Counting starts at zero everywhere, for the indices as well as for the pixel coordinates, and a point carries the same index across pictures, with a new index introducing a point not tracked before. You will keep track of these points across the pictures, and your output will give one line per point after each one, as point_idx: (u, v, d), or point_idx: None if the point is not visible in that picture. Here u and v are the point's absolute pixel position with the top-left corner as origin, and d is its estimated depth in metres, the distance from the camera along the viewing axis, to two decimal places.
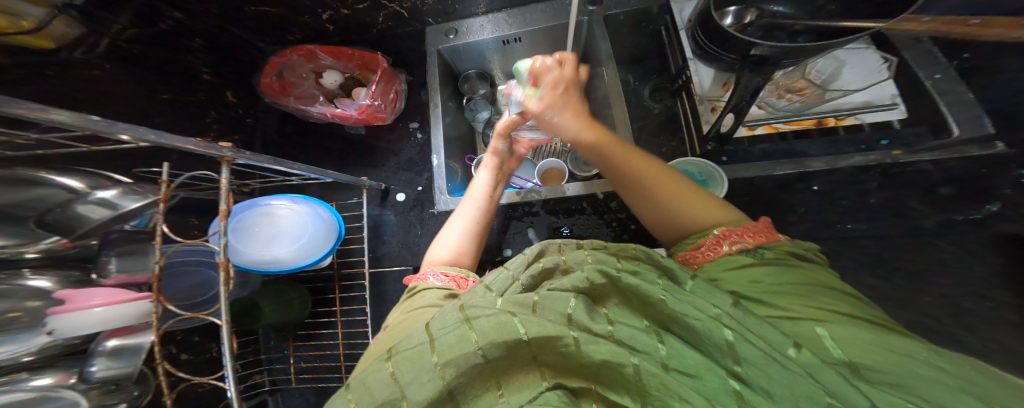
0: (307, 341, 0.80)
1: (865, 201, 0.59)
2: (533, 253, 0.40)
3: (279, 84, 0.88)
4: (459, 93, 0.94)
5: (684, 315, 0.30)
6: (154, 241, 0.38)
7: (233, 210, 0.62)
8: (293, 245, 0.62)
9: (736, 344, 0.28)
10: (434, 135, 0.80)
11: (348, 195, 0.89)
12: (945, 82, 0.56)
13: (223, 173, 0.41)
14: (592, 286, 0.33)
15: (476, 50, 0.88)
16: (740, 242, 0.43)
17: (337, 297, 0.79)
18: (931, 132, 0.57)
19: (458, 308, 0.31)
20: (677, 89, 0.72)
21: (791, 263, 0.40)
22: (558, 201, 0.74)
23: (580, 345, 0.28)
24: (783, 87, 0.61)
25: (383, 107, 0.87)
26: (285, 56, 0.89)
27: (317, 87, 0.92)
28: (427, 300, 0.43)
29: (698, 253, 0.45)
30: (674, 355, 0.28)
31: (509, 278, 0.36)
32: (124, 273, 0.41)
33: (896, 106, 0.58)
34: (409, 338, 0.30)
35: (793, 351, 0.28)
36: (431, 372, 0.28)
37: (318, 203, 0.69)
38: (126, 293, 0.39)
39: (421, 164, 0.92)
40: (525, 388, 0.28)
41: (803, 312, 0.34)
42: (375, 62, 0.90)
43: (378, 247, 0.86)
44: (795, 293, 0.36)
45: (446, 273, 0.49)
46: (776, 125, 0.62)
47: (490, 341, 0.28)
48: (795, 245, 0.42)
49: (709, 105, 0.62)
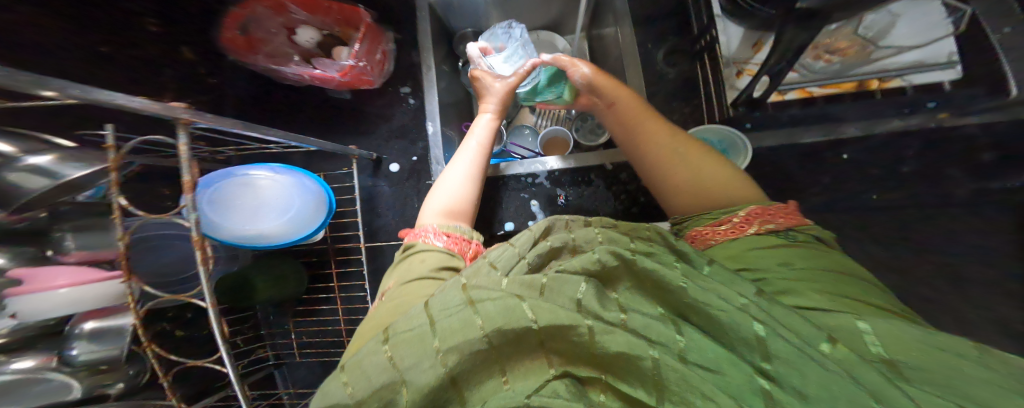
0: (306, 316, 0.78)
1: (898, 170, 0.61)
2: (540, 228, 0.36)
3: (244, 39, 0.80)
4: (454, 54, 0.87)
5: (707, 304, 0.25)
6: (113, 214, 0.33)
7: (206, 179, 0.54)
8: (282, 219, 0.58)
9: (768, 338, 0.23)
10: (428, 101, 0.75)
11: (337, 164, 0.84)
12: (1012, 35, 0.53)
13: (181, 140, 0.34)
14: (604, 269, 0.28)
15: (472, 5, 0.80)
16: (772, 222, 0.38)
17: (334, 272, 0.77)
18: (989, 93, 0.52)
19: (459, 290, 0.28)
20: (697, 51, 0.65)
21: (816, 246, 0.37)
22: (565, 171, 0.70)
23: (593, 335, 0.25)
24: (823, 47, 0.58)
25: (368, 69, 0.80)
26: (249, 6, 0.78)
27: (291, 45, 0.81)
28: (419, 271, 0.39)
29: (719, 231, 0.40)
30: (693, 348, 0.24)
31: (514, 256, 0.32)
32: (86, 250, 0.36)
33: (952, 65, 0.54)
34: (408, 318, 0.27)
35: (828, 346, 0.24)
36: (433, 357, 0.25)
37: (303, 172, 0.64)
38: (95, 269, 0.35)
39: (414, 132, 0.86)
40: (531, 373, 0.26)
41: (826, 303, 0.30)
42: (356, 16, 0.80)
43: (372, 219, 0.82)
44: (823, 284, 0.32)
45: (448, 234, 0.44)
46: (810, 89, 0.61)
47: (497, 326, 0.25)
48: (819, 231, 0.39)
49: (737, 67, 0.59)
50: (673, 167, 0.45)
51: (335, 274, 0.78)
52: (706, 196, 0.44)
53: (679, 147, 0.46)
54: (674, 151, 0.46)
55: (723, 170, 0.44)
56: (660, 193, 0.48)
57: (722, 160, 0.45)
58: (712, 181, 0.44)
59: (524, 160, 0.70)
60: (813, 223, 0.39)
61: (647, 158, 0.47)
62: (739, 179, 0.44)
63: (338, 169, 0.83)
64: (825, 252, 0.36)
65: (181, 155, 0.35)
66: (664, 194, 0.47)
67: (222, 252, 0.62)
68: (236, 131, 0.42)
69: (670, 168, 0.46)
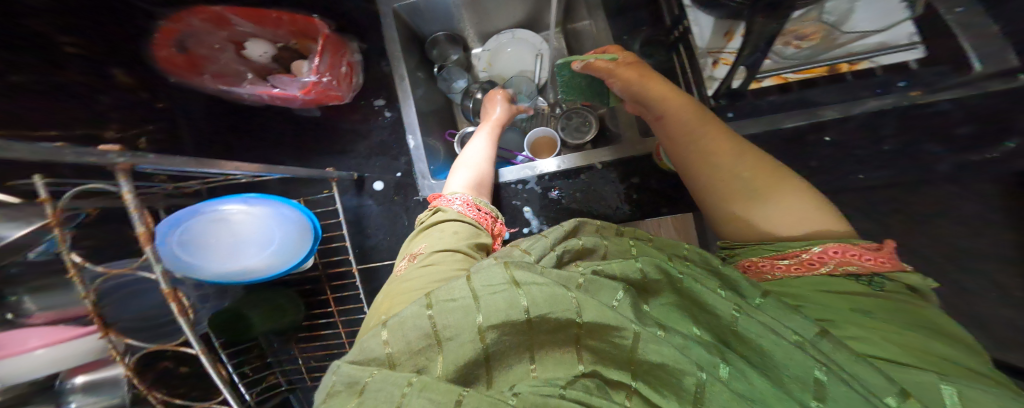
0: (310, 342, 0.74)
1: (879, 149, 0.57)
2: (570, 226, 0.39)
3: (185, 58, 0.71)
4: (427, 60, 0.84)
5: (756, 335, 0.27)
6: (69, 274, 0.32)
7: (175, 215, 0.50)
8: (264, 253, 0.54)
9: (829, 383, 0.24)
10: (406, 113, 0.73)
11: (316, 188, 0.79)
12: (968, 16, 0.47)
13: (123, 187, 0.31)
14: (645, 279, 0.31)
15: (441, 7, 0.77)
16: (852, 265, 0.37)
17: (331, 298, 0.73)
18: (953, 70, 0.49)
19: (503, 268, 0.28)
20: (672, 41, 0.65)
21: (909, 299, 0.35)
22: (555, 175, 0.67)
23: (638, 341, 0.25)
24: (792, 34, 0.54)
25: (334, 84, 0.75)
26: (182, 20, 0.67)
27: (241, 61, 0.74)
28: (454, 242, 0.41)
29: (779, 265, 0.40)
30: (737, 378, 0.25)
31: (546, 248, 0.34)
32: (53, 310, 0.39)
33: (915, 46, 0.50)
34: (450, 287, 0.26)
35: (894, 400, 0.23)
36: (474, 331, 0.24)
37: (281, 200, 0.59)
38: (69, 328, 0.37)
39: (395, 147, 0.82)
40: (560, 365, 0.26)
41: (895, 351, 0.29)
42: (312, 27, 0.74)
43: (362, 241, 0.78)
44: (902, 337, 0.31)
45: (478, 209, 0.51)
46: (786, 75, 0.57)
47: (542, 312, 0.25)
48: (916, 279, 0.36)
49: (712, 57, 0.59)
50: (730, 193, 0.45)
51: (332, 300, 0.74)
52: (767, 228, 0.44)
53: (744, 172, 0.45)
54: (736, 176, 0.45)
55: (797, 202, 0.43)
56: (713, 213, 0.48)
57: (797, 189, 0.43)
58: (779, 215, 0.43)
59: (515, 168, 0.67)
60: (911, 270, 0.37)
61: (700, 176, 0.48)
62: (816, 212, 0.42)
63: (319, 193, 0.79)
64: (909, 303, 0.34)
65: (126, 203, 0.32)
66: (715, 215, 0.48)
67: (208, 289, 0.58)
68: (192, 168, 0.39)
69: (728, 192, 0.46)
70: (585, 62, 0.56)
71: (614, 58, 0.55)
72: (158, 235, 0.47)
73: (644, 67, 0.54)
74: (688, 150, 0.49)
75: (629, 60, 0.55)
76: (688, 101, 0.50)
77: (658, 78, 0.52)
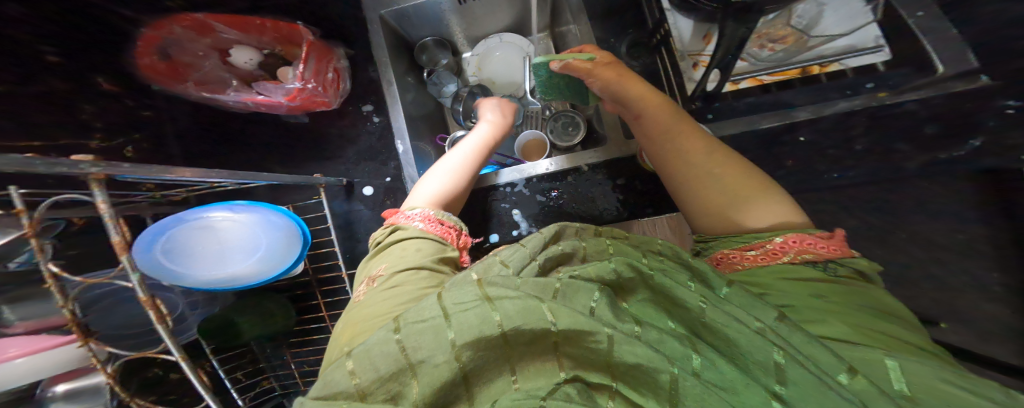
0: (303, 346, 0.72)
1: (850, 148, 0.56)
2: (550, 232, 0.39)
3: (167, 65, 0.70)
4: (416, 65, 0.85)
5: (721, 324, 0.28)
6: (46, 283, 0.31)
7: (159, 223, 0.50)
8: (251, 260, 0.53)
9: (788, 366, 0.25)
10: (395, 118, 0.73)
11: (304, 194, 0.79)
12: (929, 18, 0.51)
13: (97, 196, 0.31)
14: (619, 279, 0.31)
15: (428, 12, 0.77)
16: (810, 253, 0.39)
17: (321, 303, 0.72)
18: (917, 71, 0.52)
19: (475, 287, 0.28)
20: (655, 43, 0.65)
21: (861, 284, 0.37)
22: (542, 178, 0.68)
23: (612, 344, 0.25)
24: (766, 36, 0.57)
25: (320, 91, 0.75)
26: (163, 27, 0.67)
27: (226, 68, 0.74)
28: (417, 259, 0.42)
29: (748, 256, 0.42)
30: (707, 367, 0.25)
31: (526, 257, 0.34)
32: (32, 319, 0.40)
33: (881, 47, 0.53)
34: (421, 309, 0.27)
35: (845, 377, 0.25)
36: (448, 350, 0.25)
37: (270, 207, 0.57)
38: (47, 337, 0.37)
39: (383, 153, 0.82)
40: (540, 375, 0.27)
41: (853, 335, 0.31)
42: (296, 34, 0.75)
43: (352, 247, 0.77)
44: (855, 319, 0.33)
45: (442, 222, 0.50)
46: (761, 77, 0.58)
47: (516, 325, 0.26)
48: (865, 264, 0.39)
49: (692, 59, 0.61)
50: (704, 188, 0.47)
51: (323, 305, 0.73)
52: (733, 222, 0.45)
53: (715, 170, 0.47)
54: (709, 173, 0.47)
55: (768, 198, 0.44)
56: (686, 211, 0.49)
57: (767, 187, 0.45)
58: (750, 210, 0.44)
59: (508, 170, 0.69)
60: (860, 255, 0.39)
61: (676, 175, 0.49)
62: (785, 206, 0.44)
63: (308, 199, 0.78)
64: (863, 290, 0.37)
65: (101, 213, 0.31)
66: (688, 211, 0.49)
67: (196, 296, 0.64)
68: (171, 177, 0.38)
69: (704, 188, 0.47)
70: (563, 62, 0.54)
71: (592, 58, 0.55)
72: (143, 244, 0.48)
73: (623, 69, 0.55)
74: (665, 149, 0.50)
75: (605, 60, 0.55)
76: (661, 101, 0.52)
77: (632, 76, 0.54)
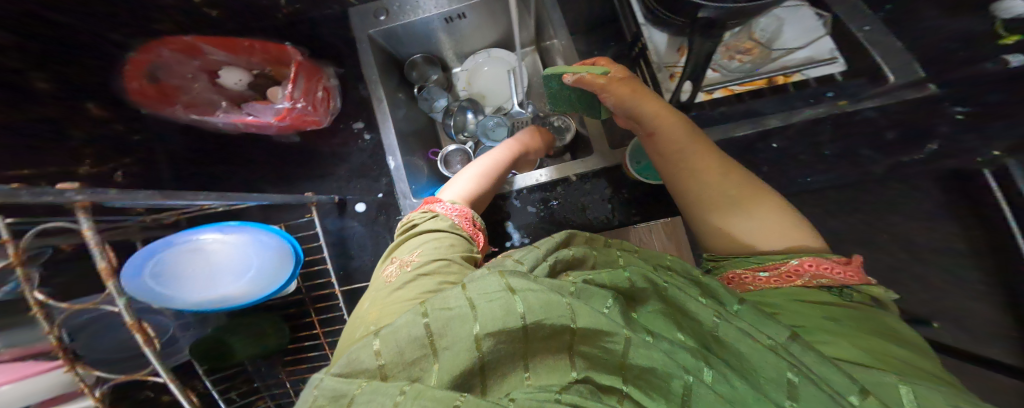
0: (298, 364, 0.72)
1: (821, 154, 0.59)
2: (561, 237, 0.40)
3: (156, 88, 0.71)
4: (407, 82, 0.87)
5: (733, 339, 0.28)
6: (31, 311, 0.31)
7: (149, 246, 0.50)
8: (242, 281, 0.53)
9: (800, 384, 0.25)
10: (386, 135, 0.74)
11: (297, 213, 0.79)
12: (874, 33, 0.55)
13: (83, 224, 0.31)
14: (632, 287, 0.32)
15: (417, 31, 0.80)
16: (824, 277, 0.41)
17: (316, 321, 0.72)
18: (871, 81, 0.54)
19: (497, 276, 0.28)
20: (634, 56, 0.68)
21: (872, 308, 0.38)
22: (533, 188, 0.69)
23: (628, 346, 0.26)
24: (733, 48, 0.59)
25: (310, 110, 0.76)
26: (151, 51, 0.68)
27: (215, 89, 0.75)
28: (446, 253, 0.42)
29: (760, 278, 0.43)
30: (720, 381, 0.26)
31: (540, 259, 0.35)
32: (18, 346, 0.40)
33: (836, 59, 0.57)
34: (446, 296, 0.27)
35: (856, 398, 0.25)
36: (470, 340, 0.25)
37: (262, 227, 0.58)
38: (34, 366, 0.37)
39: (375, 170, 0.83)
40: (552, 372, 0.27)
41: (860, 355, 0.32)
42: (285, 55, 0.75)
43: (346, 263, 0.77)
44: (861, 340, 0.34)
45: (472, 221, 0.53)
46: (733, 87, 0.60)
47: (538, 318, 0.26)
48: (879, 290, 0.40)
49: (668, 71, 0.63)
50: (716, 203, 0.49)
51: (317, 322, 0.73)
52: (744, 242, 0.47)
53: (730, 191, 0.48)
54: (723, 194, 0.48)
55: (775, 218, 0.46)
56: (692, 218, 0.52)
57: (775, 207, 0.47)
58: (757, 231, 0.46)
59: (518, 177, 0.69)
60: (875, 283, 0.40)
61: (685, 189, 0.51)
62: (792, 228, 0.46)
63: (301, 218, 0.79)
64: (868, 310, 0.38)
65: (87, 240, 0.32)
66: (693, 218, 0.52)
67: (188, 317, 0.62)
68: (158, 202, 0.38)
69: (710, 200, 0.49)
70: (576, 76, 0.54)
71: (606, 72, 0.53)
72: (131, 267, 0.47)
73: (637, 83, 0.54)
74: (668, 158, 0.52)
75: (621, 75, 0.54)
76: (667, 109, 0.52)
77: (643, 92, 0.53)
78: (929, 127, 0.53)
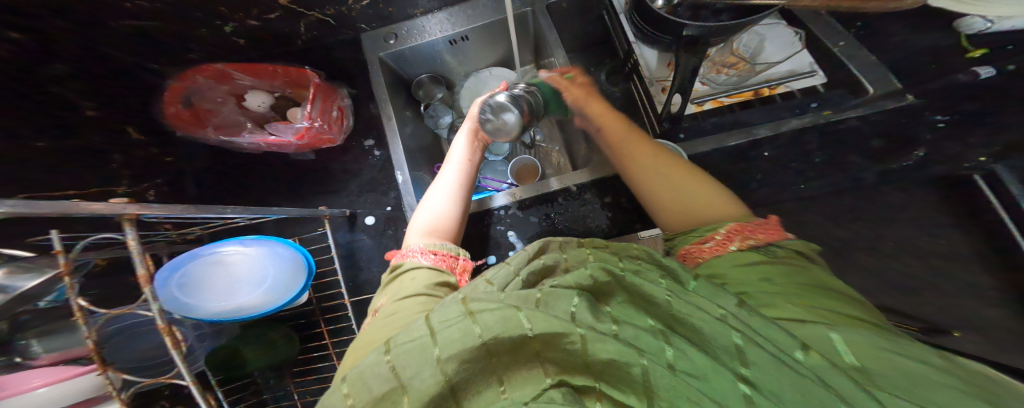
0: (305, 376, 0.74)
1: (810, 161, 0.59)
2: (534, 248, 0.39)
3: (190, 113, 0.77)
4: (414, 100, 0.92)
5: (687, 315, 0.29)
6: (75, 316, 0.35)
7: (174, 260, 0.54)
8: (258, 291, 0.56)
9: (745, 347, 0.26)
10: (394, 152, 0.78)
11: (310, 227, 0.83)
12: (849, 48, 0.61)
13: (128, 235, 0.36)
14: (597, 284, 0.31)
15: (424, 53, 0.85)
16: (752, 238, 0.43)
17: (325, 331, 0.74)
18: (852, 92, 0.59)
19: (459, 302, 0.30)
20: (627, 70, 0.72)
21: (800, 261, 0.40)
22: (535, 200, 0.70)
23: (585, 343, 0.27)
24: (720, 63, 0.66)
25: (326, 128, 0.80)
26: (188, 78, 0.76)
27: (241, 112, 0.83)
28: (415, 288, 0.44)
29: (705, 248, 0.44)
30: (681, 357, 0.27)
31: (510, 275, 0.35)
32: (57, 351, 0.42)
33: (815, 72, 0.61)
34: (408, 330, 0.29)
35: (800, 353, 0.27)
36: (433, 366, 0.26)
37: (279, 240, 0.62)
38: (69, 368, 0.40)
39: (384, 184, 0.86)
40: (527, 382, 0.27)
41: (805, 313, 0.32)
42: (303, 77, 0.81)
43: (355, 275, 0.79)
44: (799, 296, 0.35)
45: (434, 253, 0.51)
46: (721, 99, 0.63)
47: (494, 334, 0.27)
48: (801, 244, 0.42)
49: (659, 84, 0.65)
50: (658, 187, 0.53)
51: (326, 333, 0.75)
52: (686, 217, 0.51)
53: (660, 170, 0.54)
54: (657, 175, 0.54)
55: (702, 191, 0.51)
56: (648, 206, 0.55)
57: (702, 181, 0.52)
58: (692, 202, 0.51)
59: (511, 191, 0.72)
60: (796, 237, 0.43)
61: (636, 179, 0.56)
62: (717, 198, 0.50)
63: (314, 231, 0.82)
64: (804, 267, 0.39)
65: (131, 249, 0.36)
66: (650, 207, 0.55)
67: (205, 328, 0.65)
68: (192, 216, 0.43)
69: (653, 184, 0.54)
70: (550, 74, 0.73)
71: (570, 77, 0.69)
72: (159, 280, 0.52)
73: (586, 91, 0.68)
74: (634, 169, 0.56)
75: (580, 81, 0.68)
76: (608, 111, 0.64)
77: (591, 96, 0.67)
78: (913, 135, 0.54)
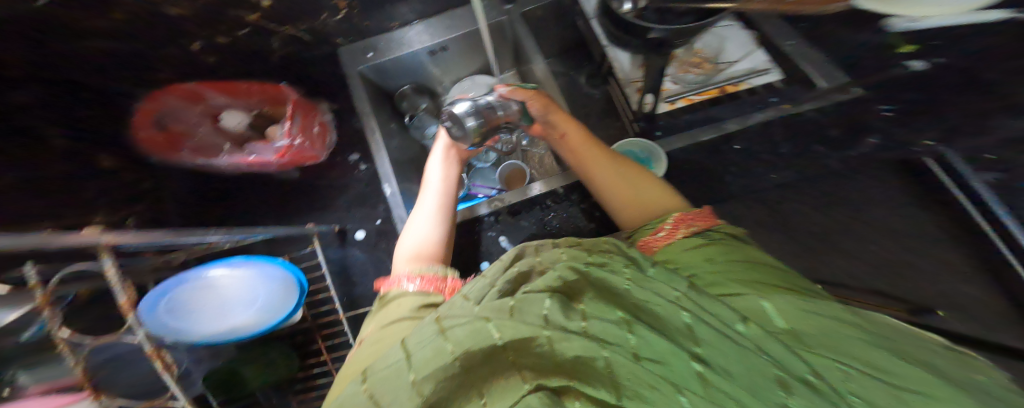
0: (305, 394, 0.73)
1: (778, 152, 0.61)
2: (510, 257, 0.36)
3: (164, 135, 0.75)
4: (398, 112, 0.91)
5: (647, 301, 0.27)
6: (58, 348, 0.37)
7: (163, 283, 0.53)
8: (249, 312, 0.55)
9: (695, 325, 0.25)
10: (381, 164, 0.78)
11: (298, 245, 0.81)
12: (799, 46, 0.63)
13: (104, 264, 0.37)
14: (568, 285, 0.28)
15: (405, 63, 0.84)
16: (694, 225, 0.48)
17: (322, 347, 0.74)
18: (804, 87, 0.61)
19: (435, 324, 0.28)
20: (604, 72, 0.75)
21: (729, 242, 0.45)
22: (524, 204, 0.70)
23: (552, 344, 0.24)
24: (687, 63, 0.67)
25: (308, 145, 0.82)
26: (158, 100, 0.73)
27: (219, 133, 0.79)
28: (402, 313, 0.45)
29: (659, 238, 0.48)
30: (645, 344, 0.24)
31: (486, 286, 0.32)
32: (44, 382, 0.38)
33: (770, 69, 0.63)
34: (385, 358, 0.28)
35: (741, 326, 0.26)
36: (408, 391, 0.24)
37: (266, 258, 0.62)
38: (58, 398, 0.36)
39: (373, 197, 0.85)
40: (504, 395, 0.23)
41: (739, 287, 0.36)
42: (280, 94, 0.82)
43: (349, 290, 0.79)
44: (735, 273, 0.38)
45: (421, 276, 0.51)
46: (691, 97, 0.65)
47: (464, 348, 0.24)
48: (732, 228, 0.48)
49: (633, 85, 0.68)
50: (617, 187, 0.57)
51: (323, 349, 0.74)
52: (643, 213, 0.55)
53: (619, 170, 0.58)
54: (615, 175, 0.58)
55: (651, 188, 0.56)
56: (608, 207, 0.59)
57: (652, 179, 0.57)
58: (646, 197, 0.56)
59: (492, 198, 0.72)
60: (725, 222, 0.49)
61: (598, 182, 0.59)
62: (666, 194, 0.56)
63: (303, 249, 0.81)
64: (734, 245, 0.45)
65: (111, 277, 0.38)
66: (609, 206, 0.59)
67: (200, 351, 0.61)
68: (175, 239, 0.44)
69: (612, 185, 0.58)
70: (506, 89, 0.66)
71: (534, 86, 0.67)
72: (148, 304, 0.49)
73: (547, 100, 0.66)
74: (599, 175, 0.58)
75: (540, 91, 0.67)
76: (569, 121, 0.64)
77: (552, 106, 0.65)
78: (865, 121, 0.60)
